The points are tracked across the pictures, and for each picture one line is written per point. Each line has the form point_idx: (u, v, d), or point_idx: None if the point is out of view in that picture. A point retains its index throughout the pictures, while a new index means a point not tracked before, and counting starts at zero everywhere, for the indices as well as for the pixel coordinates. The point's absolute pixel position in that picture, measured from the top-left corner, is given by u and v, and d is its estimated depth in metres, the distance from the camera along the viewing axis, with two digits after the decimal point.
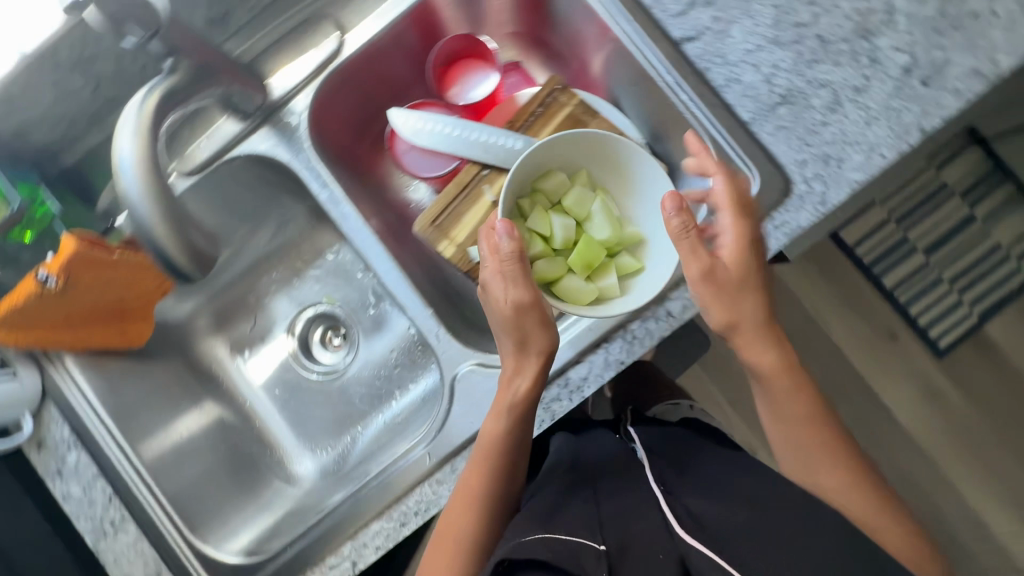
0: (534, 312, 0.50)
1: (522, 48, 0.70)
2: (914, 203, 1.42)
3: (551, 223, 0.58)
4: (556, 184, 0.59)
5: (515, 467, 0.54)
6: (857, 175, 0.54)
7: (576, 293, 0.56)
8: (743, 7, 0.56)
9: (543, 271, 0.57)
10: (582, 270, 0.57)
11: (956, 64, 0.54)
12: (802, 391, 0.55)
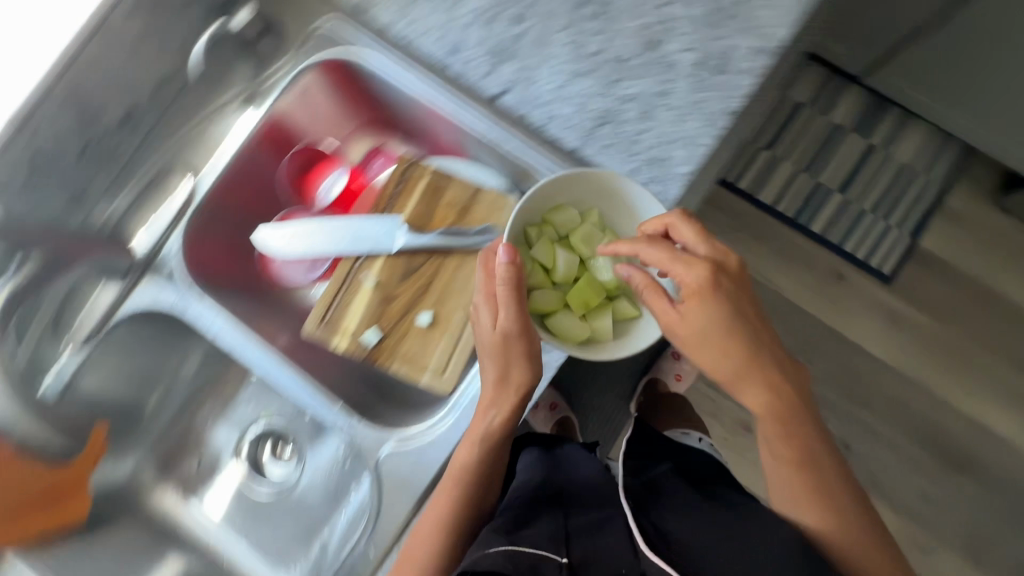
0: (520, 343, 0.54)
1: (377, 133, 0.72)
2: (817, 149, 1.52)
3: (555, 259, 0.61)
4: (566, 220, 0.61)
5: (492, 479, 0.57)
6: (684, 168, 0.59)
7: (568, 328, 0.60)
8: (541, 53, 0.60)
9: (539, 302, 0.61)
10: (579, 307, 0.61)
11: (739, 47, 0.59)
12: (792, 439, 0.58)
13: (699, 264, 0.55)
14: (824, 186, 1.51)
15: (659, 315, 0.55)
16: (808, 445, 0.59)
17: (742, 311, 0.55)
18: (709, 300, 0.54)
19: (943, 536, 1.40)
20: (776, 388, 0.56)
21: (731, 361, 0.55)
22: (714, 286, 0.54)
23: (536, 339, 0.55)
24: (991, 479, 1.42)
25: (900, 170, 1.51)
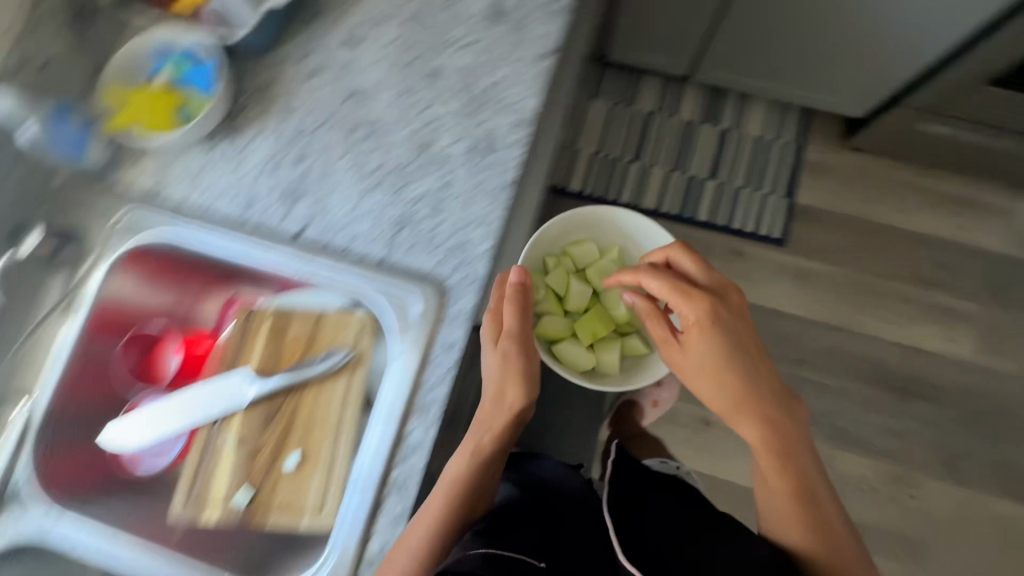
0: (513, 367, 0.64)
1: (226, 286, 0.70)
2: (679, 147, 1.63)
3: (570, 289, 0.83)
4: (583, 253, 0.84)
5: (481, 487, 0.65)
6: (485, 245, 0.62)
7: (573, 353, 0.81)
8: (329, 182, 0.65)
9: (549, 325, 0.81)
10: (587, 336, 0.82)
11: (502, 125, 0.65)
12: (780, 467, 0.75)
13: (702, 304, 0.73)
14: (695, 176, 1.61)
15: (659, 340, 0.76)
16: (794, 471, 0.75)
17: (736, 346, 0.74)
18: (706, 336, 0.73)
19: (915, 462, 1.43)
20: (764, 411, 0.75)
21: (721, 390, 0.75)
22: (713, 325, 0.73)
23: (534, 358, 0.66)
24: (940, 393, 1.46)
25: (757, 141, 1.62)
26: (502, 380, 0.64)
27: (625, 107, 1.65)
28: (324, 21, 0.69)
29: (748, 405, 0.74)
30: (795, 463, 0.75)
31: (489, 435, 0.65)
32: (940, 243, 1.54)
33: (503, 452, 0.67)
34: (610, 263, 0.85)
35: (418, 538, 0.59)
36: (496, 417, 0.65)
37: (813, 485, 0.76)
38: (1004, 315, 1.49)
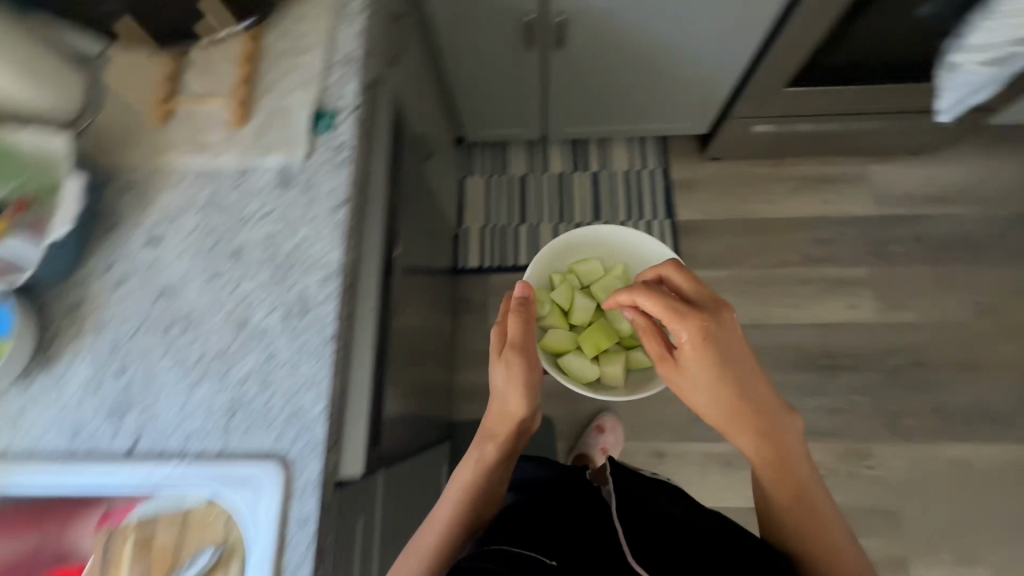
0: (520, 374, 0.87)
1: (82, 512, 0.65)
2: (558, 200, 1.71)
3: (575, 304, 1.15)
4: (585, 273, 1.16)
5: (489, 477, 0.89)
6: (319, 406, 0.63)
7: (576, 359, 1.10)
8: (155, 387, 0.65)
9: (557, 336, 1.12)
10: (590, 346, 1.11)
11: (310, 284, 0.67)
12: (770, 452, 0.82)
13: (696, 325, 0.76)
14: (581, 222, 1.69)
15: (655, 356, 0.82)
16: (786, 472, 0.83)
17: (730, 365, 0.77)
18: (696, 359, 0.76)
19: (861, 433, 1.47)
20: (759, 422, 0.80)
21: (718, 397, 0.78)
22: (707, 347, 0.75)
23: (532, 369, 0.89)
24: (863, 360, 1.51)
25: (626, 175, 1.72)
26: (506, 390, 0.88)
27: (500, 176, 1.74)
28: (121, 230, 0.70)
29: (745, 408, 0.78)
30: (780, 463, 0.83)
31: (497, 433, 0.90)
32: (816, 222, 1.63)
33: (508, 447, 0.91)
34: (610, 281, 1.15)
35: (446, 514, 0.85)
36: (502, 419, 0.90)
37: (807, 486, 0.85)
38: (894, 271, 1.57)
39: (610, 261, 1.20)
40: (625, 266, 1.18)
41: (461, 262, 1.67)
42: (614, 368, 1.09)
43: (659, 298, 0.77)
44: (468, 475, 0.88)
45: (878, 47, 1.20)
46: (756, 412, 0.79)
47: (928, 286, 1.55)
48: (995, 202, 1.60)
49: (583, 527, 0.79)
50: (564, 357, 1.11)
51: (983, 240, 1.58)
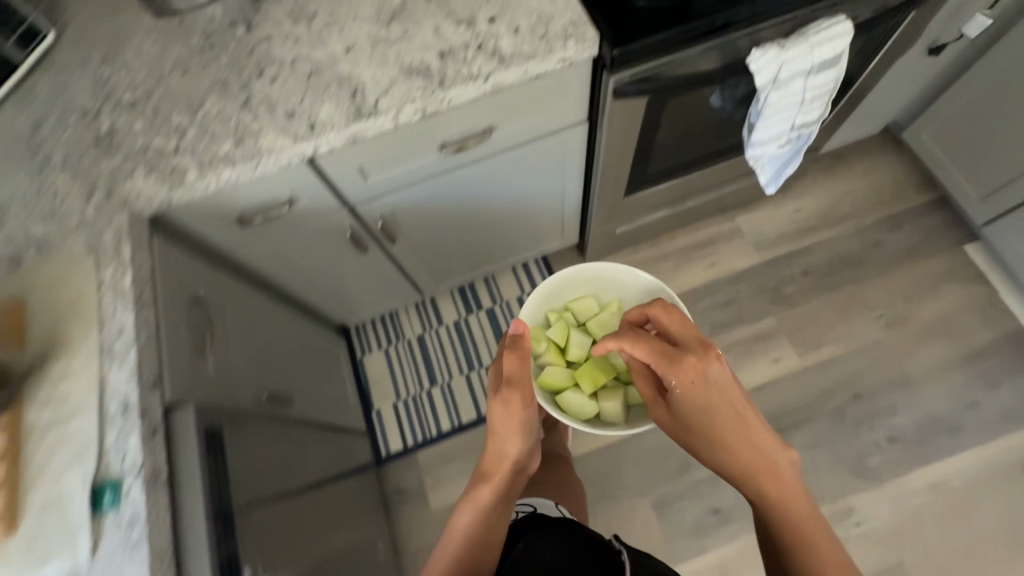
0: (516, 405, 0.88)
1: None
2: (461, 348, 1.65)
3: (575, 340, 0.98)
4: (583, 303, 1.02)
5: (488, 525, 0.86)
6: None
7: (575, 400, 0.92)
8: None
9: (553, 377, 0.94)
10: (588, 383, 0.94)
11: None
12: (767, 479, 0.72)
13: (687, 367, 0.75)
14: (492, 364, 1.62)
15: (651, 402, 0.80)
16: (789, 506, 0.72)
17: (723, 403, 0.75)
18: (686, 398, 0.76)
19: (833, 491, 1.40)
20: (767, 468, 0.73)
21: (710, 428, 0.75)
22: (698, 386, 0.75)
23: (528, 408, 0.90)
24: (806, 413, 1.47)
25: (520, 301, 1.68)
26: (504, 429, 0.90)
27: (396, 344, 1.66)
28: None
29: (741, 435, 0.74)
30: (806, 527, 0.72)
31: (493, 475, 0.89)
32: (710, 288, 1.64)
33: (509, 487, 0.91)
34: (609, 317, 1.01)
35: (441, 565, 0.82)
36: (500, 459, 0.90)
37: (815, 528, 0.72)
38: (797, 312, 1.58)
39: (605, 297, 1.06)
40: (622, 299, 1.04)
41: (383, 449, 1.55)
42: (616, 406, 0.92)
43: (649, 343, 0.77)
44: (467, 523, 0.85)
45: (681, 151, 1.27)
46: (752, 438, 0.74)
47: (833, 315, 1.57)
48: (855, 216, 1.67)
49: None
50: (562, 397, 0.93)
51: (861, 255, 1.63)
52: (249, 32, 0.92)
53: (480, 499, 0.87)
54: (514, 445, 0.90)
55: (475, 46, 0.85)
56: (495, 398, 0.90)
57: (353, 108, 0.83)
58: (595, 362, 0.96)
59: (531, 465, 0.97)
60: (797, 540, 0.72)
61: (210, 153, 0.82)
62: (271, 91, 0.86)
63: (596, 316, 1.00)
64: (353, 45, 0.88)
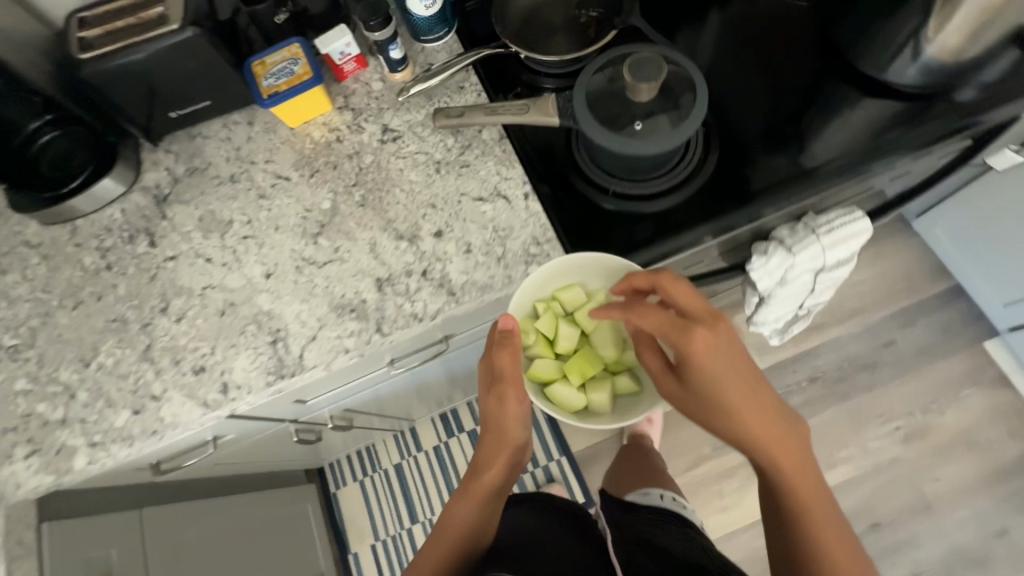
0: (510, 397, 0.73)
1: None
2: (441, 477, 1.51)
3: (563, 330, 0.78)
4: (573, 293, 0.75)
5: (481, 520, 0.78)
6: None
7: (566, 398, 0.77)
8: None
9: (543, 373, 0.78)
10: (576, 378, 0.79)
11: None
12: (780, 455, 0.59)
13: (696, 343, 0.58)
14: None
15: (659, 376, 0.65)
16: (802, 489, 0.59)
17: (734, 371, 0.59)
18: (690, 366, 0.60)
19: None
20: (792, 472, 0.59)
21: (721, 397, 0.59)
22: (707, 355, 0.58)
23: (524, 400, 0.75)
24: None
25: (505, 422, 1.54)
26: (499, 421, 0.76)
27: (372, 475, 1.53)
28: None
29: (752, 403, 0.59)
30: (844, 548, 0.58)
31: (496, 460, 0.79)
32: None
33: (504, 478, 0.80)
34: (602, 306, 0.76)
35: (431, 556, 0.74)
36: (499, 447, 0.78)
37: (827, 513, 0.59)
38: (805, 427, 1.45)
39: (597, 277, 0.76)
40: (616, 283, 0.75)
41: None
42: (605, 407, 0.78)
43: (653, 313, 0.62)
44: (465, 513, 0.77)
45: None
46: (764, 409, 0.59)
47: (845, 431, 1.44)
48: (866, 311, 1.53)
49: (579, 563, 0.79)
50: (551, 391, 0.78)
51: (872, 357, 1.49)
52: (153, 247, 0.77)
53: (479, 486, 0.78)
54: (519, 436, 0.78)
55: (418, 272, 0.70)
56: (489, 394, 0.74)
57: (274, 361, 0.68)
58: (584, 354, 0.80)
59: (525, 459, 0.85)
60: (808, 528, 0.59)
61: (104, 426, 0.68)
62: (176, 334, 0.71)
63: (586, 305, 0.75)
64: (274, 270, 0.73)
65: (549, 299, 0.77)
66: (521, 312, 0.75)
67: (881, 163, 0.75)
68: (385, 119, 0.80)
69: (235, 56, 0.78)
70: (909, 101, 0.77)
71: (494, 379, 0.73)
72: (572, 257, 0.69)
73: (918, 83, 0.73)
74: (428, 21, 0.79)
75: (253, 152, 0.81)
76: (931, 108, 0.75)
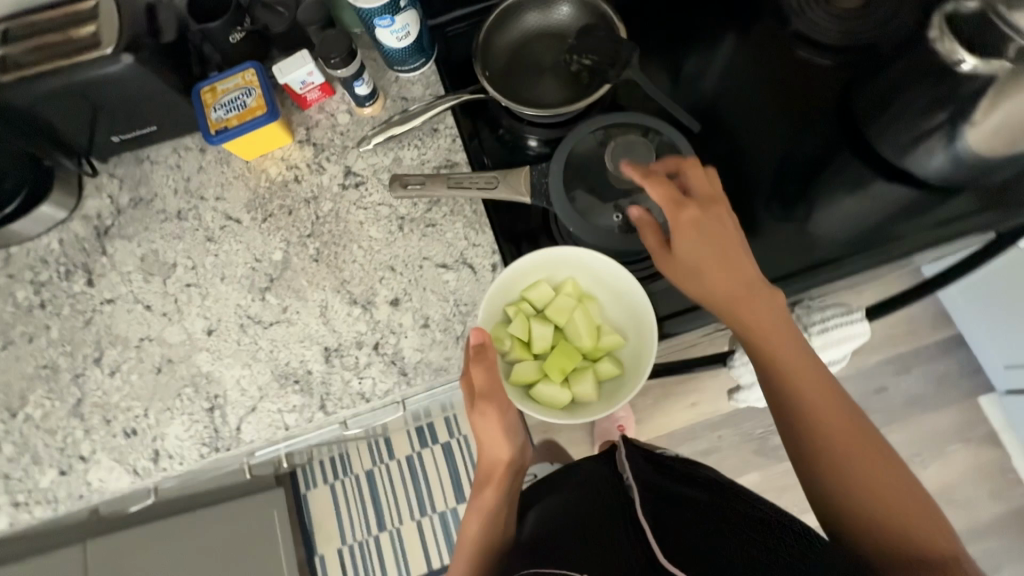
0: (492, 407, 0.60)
1: None
2: (412, 486, 1.50)
3: (532, 329, 0.66)
4: (537, 291, 0.65)
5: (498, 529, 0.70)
6: None
7: (551, 398, 0.64)
8: None
9: (521, 377, 0.65)
10: (557, 375, 0.65)
11: None
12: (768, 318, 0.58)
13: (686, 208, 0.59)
14: (447, 508, 1.48)
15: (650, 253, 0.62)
16: (793, 360, 0.57)
17: (721, 237, 0.59)
18: (684, 230, 0.59)
19: None
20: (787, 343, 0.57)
21: (711, 257, 0.58)
22: (696, 219, 0.59)
23: (511, 407, 0.63)
24: None
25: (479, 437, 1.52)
26: (490, 438, 0.64)
27: (342, 480, 1.52)
28: None
29: (737, 268, 0.58)
30: (836, 413, 0.56)
31: (492, 479, 0.68)
32: (688, 433, 1.43)
33: (513, 485, 0.70)
34: (569, 298, 0.66)
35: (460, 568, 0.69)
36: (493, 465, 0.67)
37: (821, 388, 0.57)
38: (786, 468, 1.39)
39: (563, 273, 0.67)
40: (586, 276, 0.66)
41: None
42: (593, 400, 0.65)
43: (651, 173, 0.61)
44: (478, 529, 0.69)
45: None
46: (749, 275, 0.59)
47: None
48: (862, 354, 1.47)
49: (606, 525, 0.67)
50: (534, 394, 0.65)
51: (862, 403, 1.44)
52: (90, 287, 0.71)
53: (482, 502, 0.69)
54: (508, 451, 0.65)
55: (369, 345, 0.65)
56: (471, 414, 0.61)
57: (209, 431, 0.64)
58: (562, 349, 0.67)
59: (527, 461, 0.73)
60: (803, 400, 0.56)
61: (29, 485, 0.64)
62: (108, 390, 0.67)
63: (555, 298, 0.66)
64: (216, 326, 0.68)
65: (516, 300, 0.67)
66: (488, 320, 0.64)
67: (884, 263, 0.68)
68: (348, 159, 0.72)
69: (183, 81, 0.69)
70: (925, 195, 0.69)
71: (470, 397, 0.61)
72: (538, 254, 0.64)
73: (938, 181, 0.66)
74: (401, 53, 0.70)
75: (202, 186, 0.73)
76: (947, 206, 0.68)
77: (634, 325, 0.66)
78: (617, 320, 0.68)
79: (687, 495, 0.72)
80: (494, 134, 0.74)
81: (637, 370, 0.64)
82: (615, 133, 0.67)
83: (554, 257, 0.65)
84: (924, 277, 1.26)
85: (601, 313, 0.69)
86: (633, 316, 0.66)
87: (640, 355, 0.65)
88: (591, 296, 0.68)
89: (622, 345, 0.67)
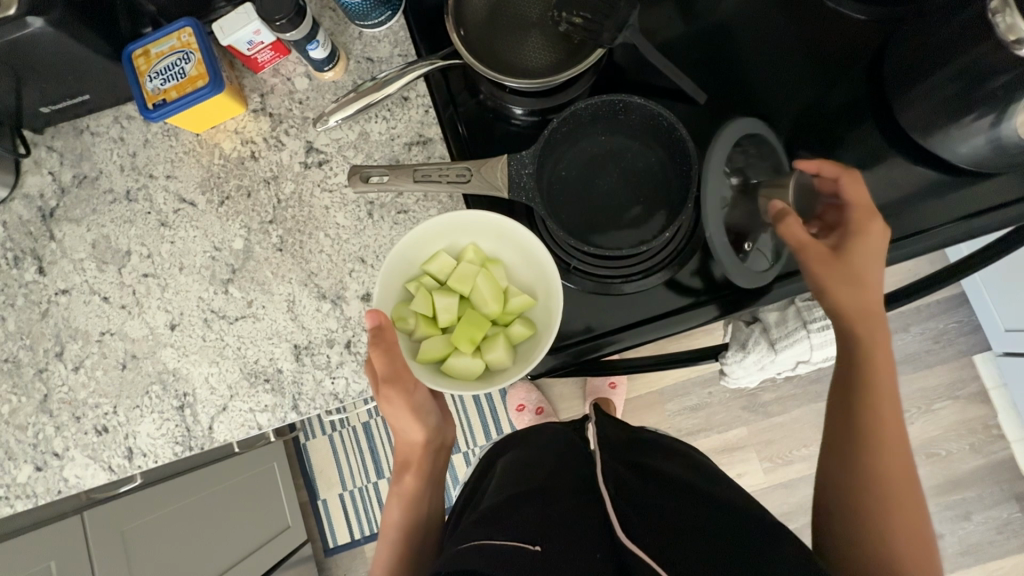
0: (396, 388, 0.60)
1: None
2: None
3: (435, 303, 0.62)
4: (437, 262, 0.61)
5: (422, 509, 0.70)
6: None
7: (462, 369, 0.60)
8: None
9: (430, 353, 0.61)
10: (468, 346, 0.61)
11: None
12: (872, 333, 0.60)
13: (872, 227, 0.58)
14: None
15: (793, 246, 0.58)
16: (875, 374, 0.60)
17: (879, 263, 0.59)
18: (859, 243, 0.58)
19: None
20: (880, 357, 0.60)
21: (861, 276, 0.59)
22: (871, 240, 0.58)
23: (419, 387, 0.64)
24: None
25: None
26: (398, 420, 0.65)
27: (339, 431, 1.55)
28: None
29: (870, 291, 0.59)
30: (891, 425, 0.59)
31: (411, 463, 0.69)
32: (679, 389, 1.39)
33: (435, 466, 0.72)
34: (471, 266, 0.61)
35: (386, 554, 0.67)
36: (410, 448, 0.68)
37: (889, 406, 0.59)
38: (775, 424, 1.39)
39: (466, 239, 0.62)
40: (489, 239, 0.62)
41: (330, 540, 1.54)
42: (509, 364, 0.60)
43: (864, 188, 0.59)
44: (398, 517, 0.69)
45: None
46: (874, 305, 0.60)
47: (810, 430, 1.35)
48: None
49: (561, 485, 0.60)
50: (446, 370, 0.61)
51: None
52: (42, 275, 0.66)
53: (406, 484, 0.70)
54: (421, 432, 0.66)
55: (341, 343, 0.62)
56: (375, 399, 0.61)
57: (182, 429, 0.62)
58: (469, 318, 0.62)
59: (450, 438, 0.74)
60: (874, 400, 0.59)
61: (7, 480, 0.64)
62: (74, 386, 0.64)
63: (457, 267, 0.62)
64: (179, 320, 0.64)
65: (417, 276, 0.63)
66: (387, 299, 0.60)
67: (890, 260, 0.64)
68: (309, 134, 0.65)
69: (111, 42, 0.60)
70: (948, 179, 0.63)
71: (375, 383, 0.59)
72: (432, 220, 0.58)
73: (968, 166, 0.59)
74: (362, 5, 0.60)
75: (150, 162, 0.66)
76: (967, 195, 0.63)
77: (541, 284, 0.61)
78: (524, 284, 0.63)
79: (670, 474, 0.63)
80: (473, 100, 0.65)
81: (548, 326, 0.60)
82: (604, 109, 0.59)
83: (450, 225, 0.60)
84: (950, 259, 1.25)
85: (509, 276, 0.64)
86: (539, 276, 0.61)
87: (547, 316, 0.60)
88: (497, 261, 0.63)
89: (533, 306, 0.63)
